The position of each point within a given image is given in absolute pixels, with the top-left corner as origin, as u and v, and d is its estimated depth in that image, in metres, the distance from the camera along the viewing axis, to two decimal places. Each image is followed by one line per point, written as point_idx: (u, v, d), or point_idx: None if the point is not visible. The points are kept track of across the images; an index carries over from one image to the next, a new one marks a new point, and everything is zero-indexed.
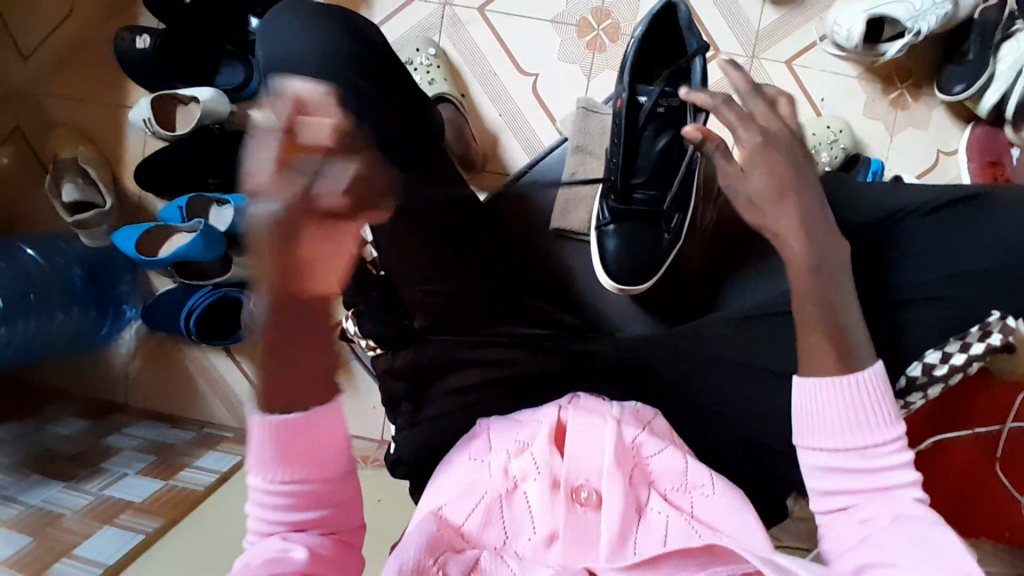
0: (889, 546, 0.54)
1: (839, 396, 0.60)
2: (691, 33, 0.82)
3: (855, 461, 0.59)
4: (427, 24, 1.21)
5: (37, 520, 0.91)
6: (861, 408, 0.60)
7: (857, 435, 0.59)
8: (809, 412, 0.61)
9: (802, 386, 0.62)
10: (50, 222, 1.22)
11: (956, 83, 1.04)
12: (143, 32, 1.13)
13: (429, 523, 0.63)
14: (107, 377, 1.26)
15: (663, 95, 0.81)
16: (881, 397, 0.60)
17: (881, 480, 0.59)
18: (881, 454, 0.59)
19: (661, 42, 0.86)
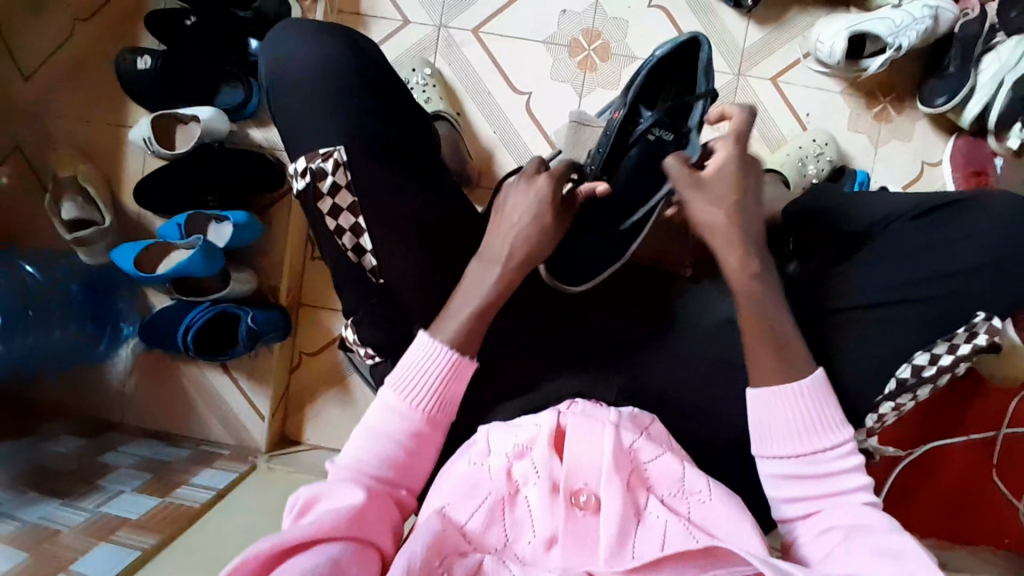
0: (847, 554, 0.57)
1: (785, 404, 0.64)
2: (705, 76, 0.79)
3: (808, 469, 0.63)
4: (423, 46, 1.24)
5: (33, 537, 0.90)
6: (806, 418, 0.63)
7: (805, 442, 0.63)
8: (763, 425, 0.64)
9: (753, 399, 0.65)
10: (49, 241, 1.23)
11: (939, 96, 1.07)
12: (144, 53, 1.15)
13: (434, 522, 0.63)
14: (103, 395, 1.26)
15: (657, 125, 0.79)
16: (823, 402, 0.64)
17: (835, 486, 0.63)
18: (830, 459, 0.63)
19: (674, 69, 0.83)
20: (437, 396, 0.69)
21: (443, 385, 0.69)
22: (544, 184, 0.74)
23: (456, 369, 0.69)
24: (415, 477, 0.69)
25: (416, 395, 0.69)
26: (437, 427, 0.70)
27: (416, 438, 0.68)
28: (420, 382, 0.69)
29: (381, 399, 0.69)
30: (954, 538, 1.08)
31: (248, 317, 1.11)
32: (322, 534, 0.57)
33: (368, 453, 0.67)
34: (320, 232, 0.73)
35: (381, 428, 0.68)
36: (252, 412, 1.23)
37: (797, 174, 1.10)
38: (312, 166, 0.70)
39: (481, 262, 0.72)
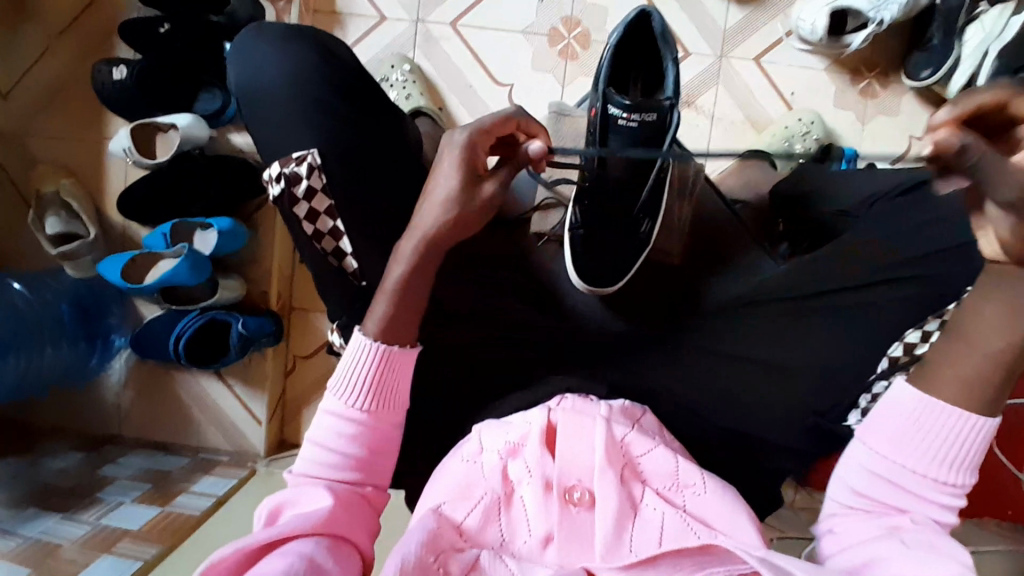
0: (898, 553, 0.52)
1: (938, 421, 0.53)
2: (665, 45, 0.76)
3: (920, 490, 0.54)
4: (401, 42, 1.22)
5: (36, 551, 0.90)
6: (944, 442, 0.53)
7: (934, 464, 0.54)
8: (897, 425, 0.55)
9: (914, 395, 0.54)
10: (38, 257, 1.23)
11: (923, 69, 1.06)
12: (120, 63, 1.14)
13: (430, 520, 0.63)
14: (98, 408, 1.26)
15: (632, 110, 0.73)
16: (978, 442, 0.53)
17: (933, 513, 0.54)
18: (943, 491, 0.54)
19: (633, 52, 0.79)
20: (376, 389, 0.65)
21: (381, 376, 0.65)
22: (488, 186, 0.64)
23: (393, 360, 0.65)
24: (380, 473, 0.66)
25: (353, 393, 0.65)
26: (383, 422, 0.66)
27: (364, 436, 0.65)
28: (353, 378, 0.65)
29: (324, 404, 0.66)
30: (956, 515, 1.08)
31: (238, 324, 1.10)
32: (292, 532, 0.57)
33: (321, 459, 0.64)
34: (298, 239, 0.72)
35: (330, 433, 0.65)
36: (249, 418, 1.22)
37: (783, 155, 1.09)
38: (286, 170, 0.69)
39: (400, 244, 0.67)
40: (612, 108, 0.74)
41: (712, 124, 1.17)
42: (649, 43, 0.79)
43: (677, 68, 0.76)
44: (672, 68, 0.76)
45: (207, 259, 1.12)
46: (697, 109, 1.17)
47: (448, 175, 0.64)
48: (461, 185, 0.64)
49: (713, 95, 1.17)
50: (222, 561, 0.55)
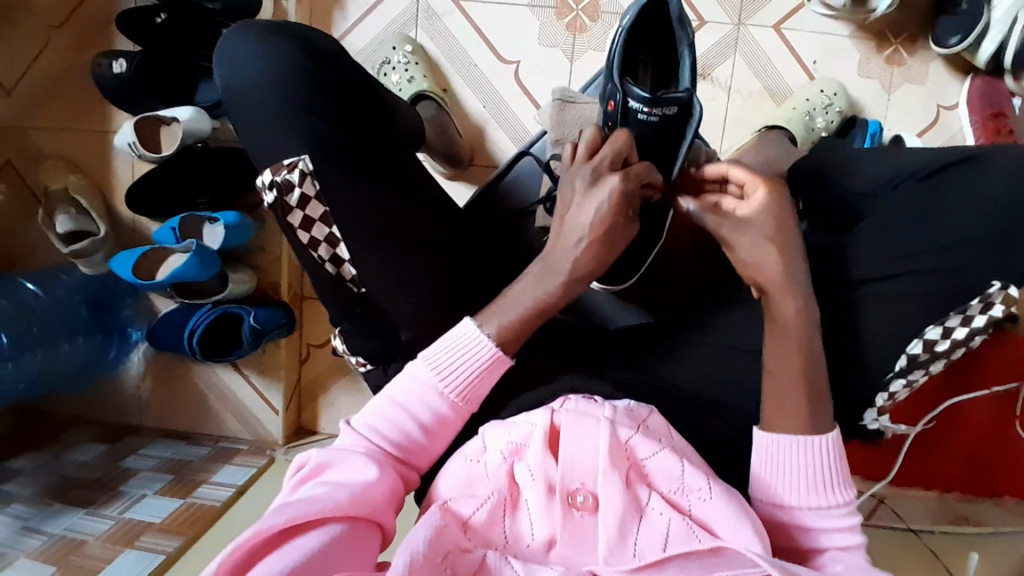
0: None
1: (805, 454, 0.61)
2: (682, 27, 0.72)
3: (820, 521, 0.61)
4: (403, 20, 1.18)
5: (61, 549, 0.93)
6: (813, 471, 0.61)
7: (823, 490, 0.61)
8: (774, 462, 0.62)
9: (762, 440, 0.63)
10: (53, 253, 1.25)
11: (950, 36, 0.99)
12: (119, 57, 1.12)
13: (435, 516, 0.60)
14: (119, 399, 1.28)
15: (653, 104, 0.69)
16: (840, 460, 0.62)
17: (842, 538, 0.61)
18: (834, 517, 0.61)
19: (645, 35, 0.74)
20: (471, 387, 0.65)
21: (477, 376, 0.65)
22: (614, 185, 0.67)
23: (493, 365, 0.65)
24: (425, 456, 0.65)
25: (450, 379, 0.64)
26: (460, 417, 0.66)
27: (440, 422, 0.64)
28: (458, 367, 0.65)
29: (413, 371, 0.65)
30: (978, 492, 1.07)
31: (250, 317, 1.11)
32: (330, 513, 0.55)
33: (387, 423, 0.64)
34: (294, 246, 0.70)
35: (407, 405, 0.64)
36: (265, 407, 1.24)
37: (803, 130, 1.04)
38: (278, 178, 0.67)
39: (537, 269, 0.68)
40: (632, 101, 0.70)
41: (729, 97, 1.11)
42: (665, 26, 0.74)
43: (694, 53, 0.72)
44: (688, 55, 0.72)
45: (215, 254, 1.12)
46: (712, 81, 1.12)
47: (594, 209, 0.67)
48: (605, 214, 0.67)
49: (729, 67, 1.11)
50: (251, 537, 0.52)
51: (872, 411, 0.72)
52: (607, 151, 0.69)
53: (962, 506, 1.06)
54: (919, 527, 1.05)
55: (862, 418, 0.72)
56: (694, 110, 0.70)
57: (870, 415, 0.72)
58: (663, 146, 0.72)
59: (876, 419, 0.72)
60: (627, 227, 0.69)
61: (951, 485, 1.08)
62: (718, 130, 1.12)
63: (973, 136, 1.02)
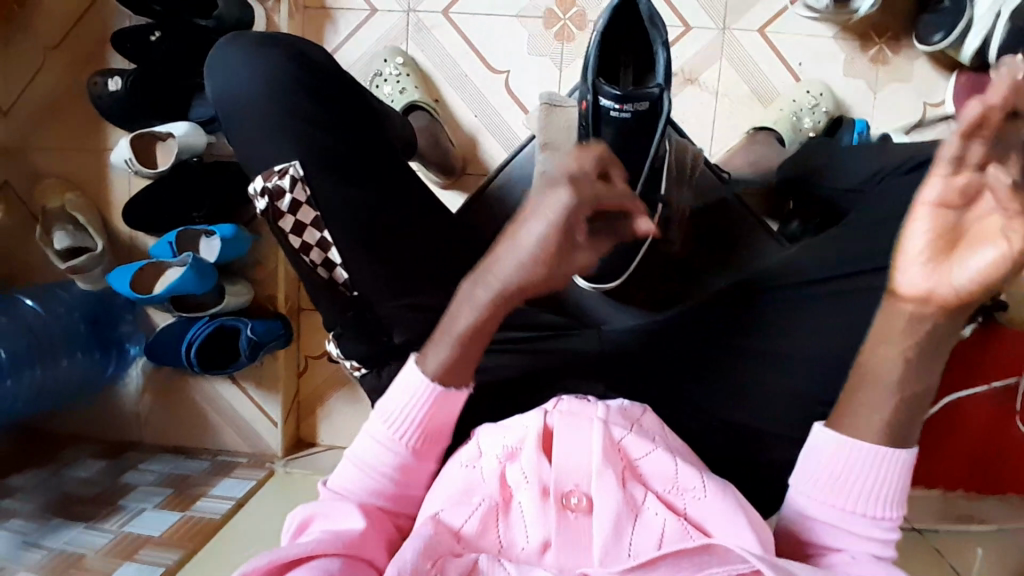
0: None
1: (855, 457, 0.54)
2: (655, 26, 0.74)
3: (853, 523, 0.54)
4: (394, 34, 1.20)
5: (61, 561, 0.93)
6: (872, 481, 0.53)
7: (860, 497, 0.54)
8: (829, 457, 0.54)
9: (833, 435, 0.54)
10: (51, 270, 1.26)
11: (935, 32, 1.01)
12: (114, 75, 1.15)
13: (425, 527, 0.59)
14: (120, 415, 1.28)
15: (624, 100, 0.70)
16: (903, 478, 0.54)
17: (872, 547, 0.54)
18: (867, 526, 0.54)
19: (621, 34, 0.76)
20: (423, 428, 0.63)
21: (428, 418, 0.63)
22: (564, 201, 0.54)
23: (442, 402, 0.63)
24: (411, 502, 0.65)
25: (401, 424, 0.63)
26: (430, 458, 0.65)
27: (408, 470, 0.64)
28: (400, 416, 0.63)
29: (369, 428, 0.65)
30: (981, 490, 1.06)
31: (247, 329, 1.12)
32: (319, 550, 0.55)
33: (361, 482, 0.64)
34: (287, 252, 0.71)
35: (374, 461, 0.63)
36: (264, 420, 1.24)
37: (791, 131, 1.05)
38: (270, 185, 0.69)
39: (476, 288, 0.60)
40: (604, 100, 0.71)
41: (717, 101, 1.13)
42: (638, 27, 0.76)
43: (668, 51, 0.73)
44: (662, 53, 0.73)
45: (213, 267, 1.13)
46: (700, 85, 1.13)
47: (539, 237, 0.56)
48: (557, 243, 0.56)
49: (717, 71, 1.12)
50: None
51: None
52: (574, 158, 0.55)
53: (967, 505, 1.05)
54: (923, 526, 1.03)
55: None
56: (664, 108, 0.72)
57: None
58: (638, 144, 0.73)
59: None
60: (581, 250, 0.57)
61: (955, 482, 1.07)
62: (708, 133, 1.13)
63: None
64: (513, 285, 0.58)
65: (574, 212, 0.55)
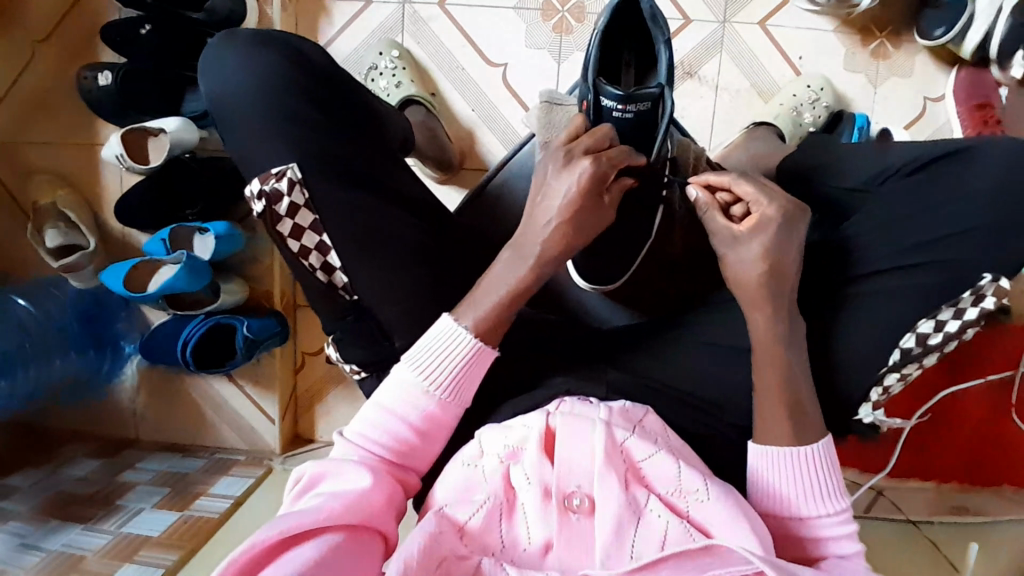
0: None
1: (790, 464, 0.62)
2: (657, 25, 0.72)
3: (815, 526, 0.62)
4: (389, 26, 1.18)
5: (59, 564, 0.92)
6: (810, 481, 0.62)
7: (812, 498, 0.62)
8: (765, 474, 0.63)
9: (760, 453, 0.63)
10: (43, 268, 1.24)
11: (936, 27, 1.00)
12: (103, 69, 1.11)
13: (429, 523, 0.59)
14: (116, 414, 1.28)
15: (627, 100, 0.69)
16: (831, 466, 0.62)
17: (837, 545, 0.61)
18: (827, 524, 0.61)
19: (623, 33, 0.75)
20: (456, 381, 0.65)
21: (463, 372, 0.65)
22: (586, 168, 0.67)
23: (478, 357, 0.65)
24: (422, 459, 0.66)
25: (435, 379, 0.64)
26: (453, 413, 0.66)
27: (430, 422, 0.65)
28: (436, 365, 0.65)
29: (398, 376, 0.65)
30: (975, 483, 1.07)
31: (244, 327, 1.10)
32: (328, 522, 0.55)
33: (381, 430, 0.64)
34: (284, 255, 0.69)
35: (399, 409, 0.64)
36: (262, 417, 1.24)
37: (792, 126, 1.04)
38: (267, 188, 0.67)
39: (512, 255, 0.69)
40: (606, 99, 0.70)
41: (717, 95, 1.12)
42: (641, 24, 0.74)
43: (671, 51, 0.72)
44: (665, 52, 0.72)
45: (207, 264, 1.11)
46: (700, 79, 1.12)
47: (564, 200, 0.68)
48: (585, 205, 0.68)
49: (717, 64, 1.11)
50: (248, 551, 0.52)
51: (868, 404, 0.70)
52: (585, 139, 0.68)
53: (962, 498, 1.07)
54: (918, 519, 1.04)
55: (857, 413, 0.70)
56: (664, 109, 0.71)
57: (865, 409, 0.70)
58: (640, 145, 0.73)
59: (872, 412, 0.70)
60: (600, 211, 0.69)
61: (950, 475, 1.08)
62: (707, 127, 1.12)
63: (961, 129, 1.02)
64: (545, 248, 0.68)
65: (595, 178, 0.67)
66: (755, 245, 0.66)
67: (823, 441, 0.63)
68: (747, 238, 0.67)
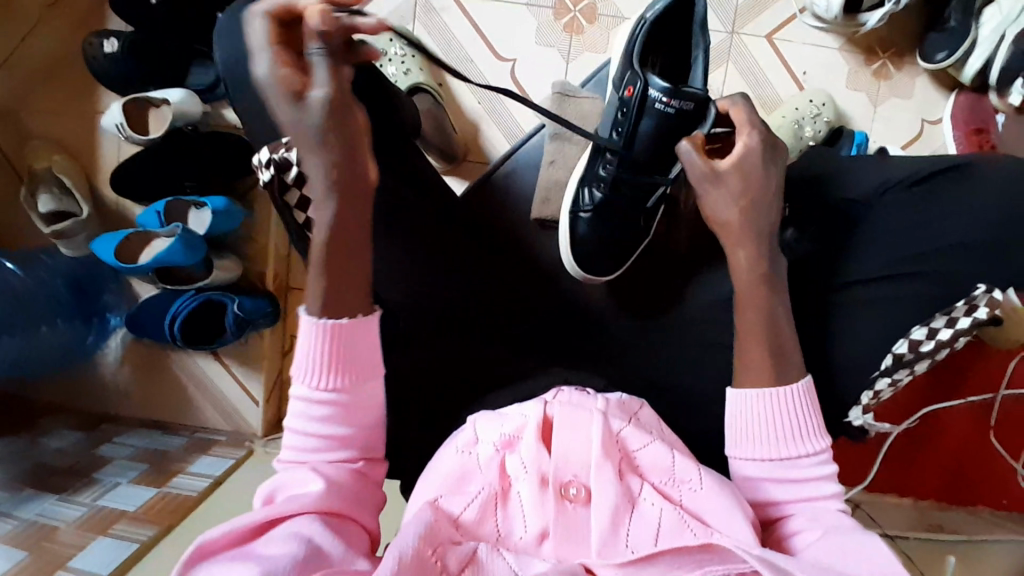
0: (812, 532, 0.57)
1: (770, 405, 0.62)
2: (699, 31, 0.73)
3: (786, 475, 0.61)
4: (401, 14, 1.18)
5: (32, 534, 0.90)
6: (784, 424, 0.62)
7: (789, 440, 0.61)
8: (743, 418, 0.63)
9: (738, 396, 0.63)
10: (35, 234, 1.22)
11: (939, 51, 1.02)
12: (110, 36, 1.11)
13: (427, 514, 0.57)
14: (98, 388, 1.26)
15: (671, 94, 0.67)
16: (809, 407, 0.62)
17: (811, 488, 0.61)
18: (803, 469, 0.61)
19: (662, 34, 0.75)
20: (342, 360, 0.61)
21: (337, 350, 0.60)
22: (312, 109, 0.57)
23: (334, 334, 0.60)
24: (368, 444, 0.64)
25: (317, 375, 0.61)
26: (363, 393, 0.62)
27: (343, 410, 0.61)
28: (311, 356, 0.61)
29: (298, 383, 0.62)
30: (951, 502, 1.09)
31: (235, 304, 1.09)
32: (297, 511, 0.55)
33: (305, 437, 0.61)
34: (290, 228, 0.71)
35: (306, 413, 0.61)
36: (246, 398, 1.23)
37: (792, 138, 1.06)
38: (277, 156, 0.66)
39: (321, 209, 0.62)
40: (651, 90, 0.68)
41: None
42: (683, 27, 0.75)
43: (706, 59, 0.73)
44: (701, 58, 0.73)
45: (201, 240, 1.09)
46: (705, 87, 1.13)
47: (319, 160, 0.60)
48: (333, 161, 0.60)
49: (723, 74, 1.13)
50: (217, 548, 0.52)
51: (859, 408, 0.71)
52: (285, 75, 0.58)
53: (938, 515, 1.07)
54: (894, 533, 1.01)
55: (847, 416, 0.71)
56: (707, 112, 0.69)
57: (856, 412, 0.71)
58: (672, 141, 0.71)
59: (862, 416, 0.71)
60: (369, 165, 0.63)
61: (927, 493, 1.10)
62: None
63: (957, 151, 1.05)
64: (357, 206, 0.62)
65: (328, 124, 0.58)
66: (733, 186, 0.67)
67: (802, 381, 0.63)
68: (726, 176, 0.67)
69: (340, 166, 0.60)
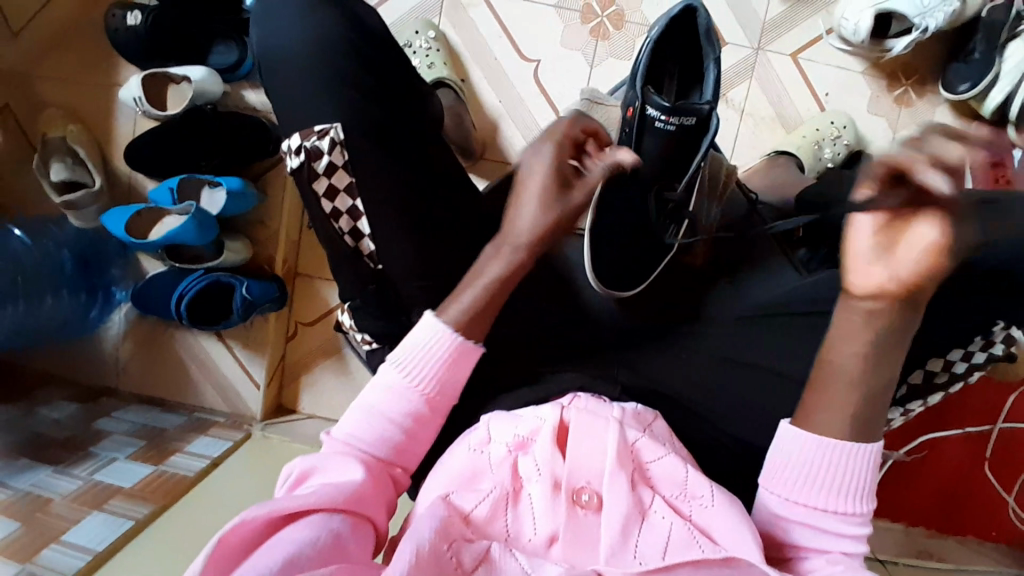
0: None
1: (828, 454, 0.58)
2: (709, 43, 0.74)
3: (821, 523, 0.58)
4: (427, 7, 1.18)
5: (26, 505, 0.90)
6: (839, 476, 0.58)
7: (832, 496, 0.58)
8: (794, 457, 0.59)
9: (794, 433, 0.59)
10: (44, 202, 1.21)
11: (962, 82, 1.03)
12: (134, 9, 1.10)
13: (439, 508, 0.58)
14: (98, 361, 1.25)
15: (671, 112, 0.71)
16: (868, 468, 0.58)
17: (847, 544, 0.58)
18: (839, 521, 0.58)
19: (673, 47, 0.76)
20: (440, 377, 0.64)
21: (445, 368, 0.64)
22: (547, 149, 0.68)
23: (458, 355, 0.64)
24: (411, 456, 0.64)
25: (418, 376, 0.64)
26: (437, 412, 0.65)
27: (416, 419, 0.63)
28: (421, 361, 0.64)
29: (382, 375, 0.64)
30: (941, 530, 1.09)
31: (243, 288, 1.09)
32: (318, 505, 0.55)
33: (366, 429, 0.63)
34: (313, 213, 0.70)
35: (382, 408, 0.63)
36: (247, 380, 1.22)
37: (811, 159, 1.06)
38: (308, 143, 0.67)
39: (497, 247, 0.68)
40: (651, 109, 0.72)
41: (741, 119, 1.14)
42: (692, 41, 0.76)
43: (718, 69, 0.74)
44: (712, 69, 0.74)
45: (214, 219, 1.09)
46: (727, 101, 1.14)
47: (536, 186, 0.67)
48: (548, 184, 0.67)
49: (745, 89, 1.13)
50: (237, 532, 0.51)
51: None
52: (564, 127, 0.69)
53: (927, 542, 1.07)
54: (885, 557, 1.01)
55: None
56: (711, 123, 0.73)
57: None
58: (678, 158, 0.75)
59: None
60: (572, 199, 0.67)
61: (918, 519, 1.10)
62: (729, 149, 1.14)
63: None
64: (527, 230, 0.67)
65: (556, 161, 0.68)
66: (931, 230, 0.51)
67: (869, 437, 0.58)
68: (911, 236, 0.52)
69: (550, 228, 0.67)
